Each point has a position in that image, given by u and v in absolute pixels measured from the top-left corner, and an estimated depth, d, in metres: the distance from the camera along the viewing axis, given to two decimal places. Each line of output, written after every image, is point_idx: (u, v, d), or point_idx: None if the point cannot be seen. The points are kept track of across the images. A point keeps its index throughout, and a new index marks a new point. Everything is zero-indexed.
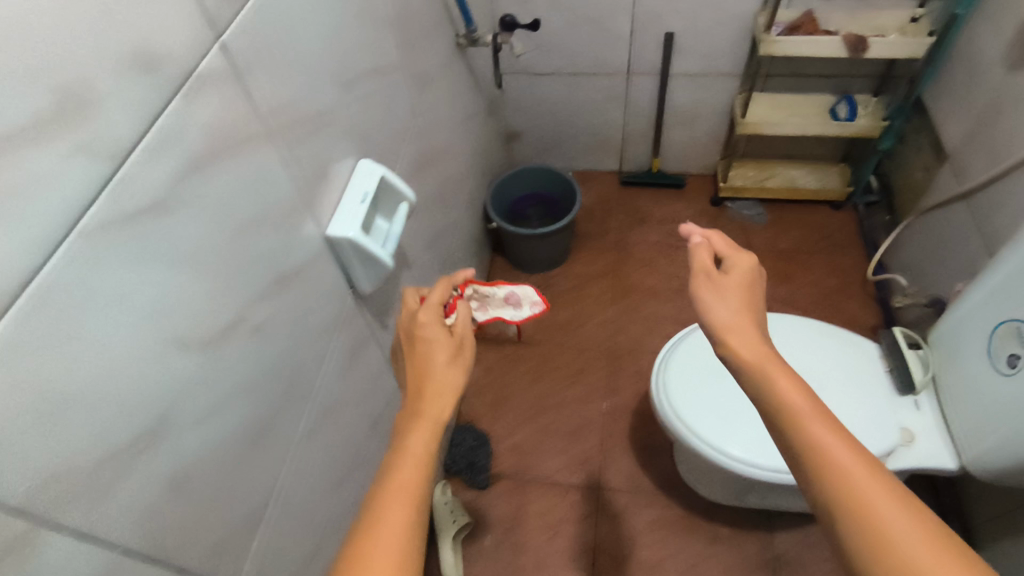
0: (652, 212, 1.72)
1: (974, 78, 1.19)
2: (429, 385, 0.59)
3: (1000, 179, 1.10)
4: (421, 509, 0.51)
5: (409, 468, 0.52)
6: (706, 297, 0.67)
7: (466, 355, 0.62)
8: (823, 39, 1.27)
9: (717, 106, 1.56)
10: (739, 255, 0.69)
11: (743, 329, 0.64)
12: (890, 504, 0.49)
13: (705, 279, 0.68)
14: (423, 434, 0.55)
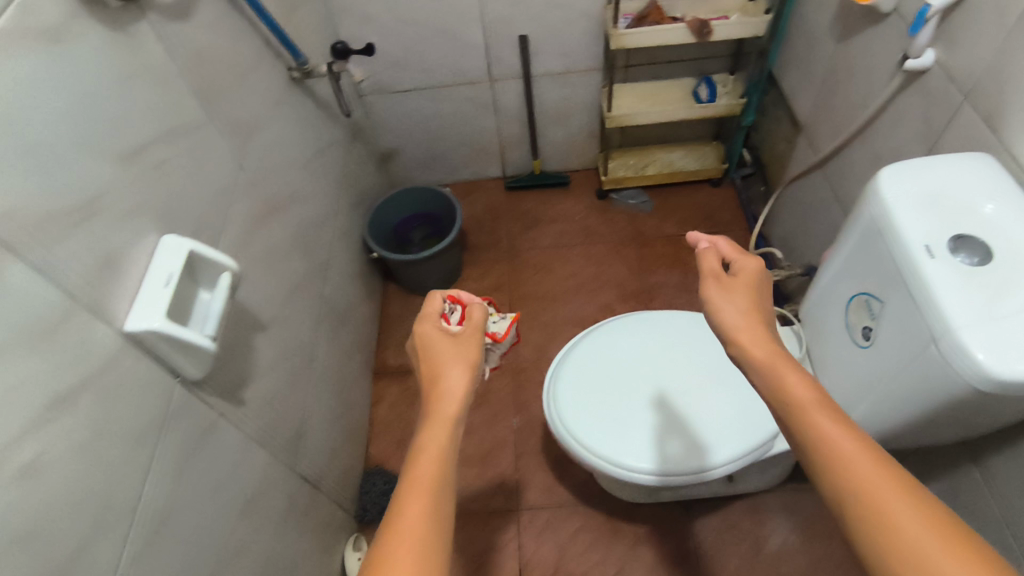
0: (541, 213, 1.70)
1: (812, 50, 1.22)
2: (440, 386, 0.66)
3: (845, 147, 1.14)
4: (440, 500, 0.55)
5: (429, 462, 0.58)
6: (711, 295, 0.70)
7: (473, 355, 0.70)
8: (669, 28, 1.28)
9: (584, 102, 1.56)
10: (747, 259, 0.72)
11: (752, 328, 0.66)
12: (895, 496, 0.48)
13: (714, 281, 0.71)
14: (439, 430, 0.61)
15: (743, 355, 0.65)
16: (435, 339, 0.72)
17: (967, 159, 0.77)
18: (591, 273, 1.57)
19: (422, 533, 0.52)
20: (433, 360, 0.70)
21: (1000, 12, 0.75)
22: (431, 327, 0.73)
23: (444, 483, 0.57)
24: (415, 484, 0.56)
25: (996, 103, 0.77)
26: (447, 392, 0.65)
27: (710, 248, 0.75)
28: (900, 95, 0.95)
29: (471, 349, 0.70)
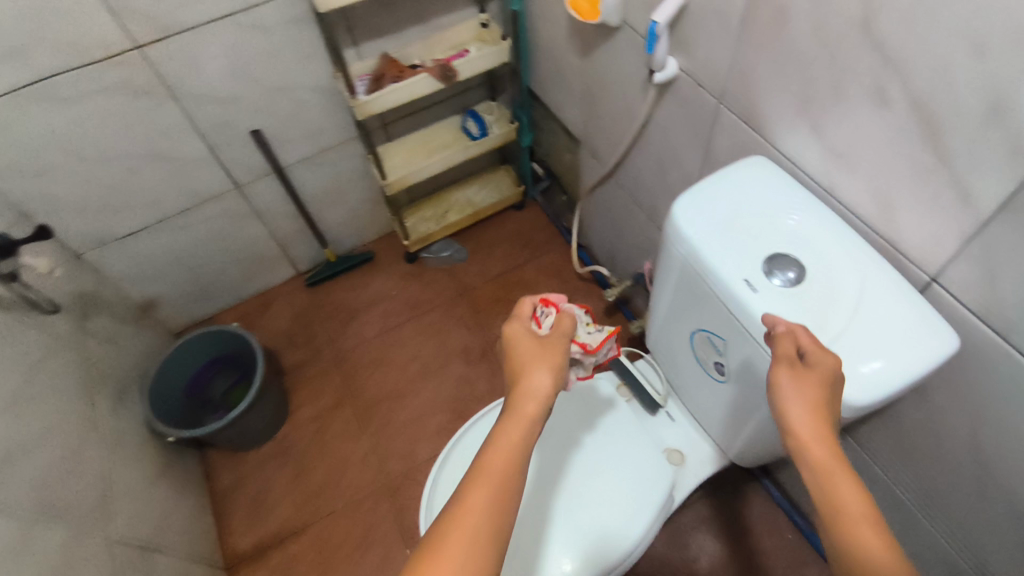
0: (355, 301, 1.51)
1: (560, 67, 1.18)
2: (522, 382, 0.64)
3: (626, 156, 1.11)
4: (502, 497, 0.55)
5: (501, 455, 0.58)
6: (779, 382, 0.59)
7: (554, 360, 0.66)
8: (410, 81, 1.16)
9: (354, 173, 1.39)
10: (822, 352, 0.59)
11: (820, 437, 0.57)
12: None
13: (786, 366, 0.60)
14: (518, 425, 0.60)
15: (801, 456, 0.58)
16: (523, 340, 0.67)
17: (744, 169, 0.74)
18: (431, 348, 1.43)
19: (480, 523, 0.53)
20: (519, 359, 0.66)
21: (722, 18, 0.72)
22: (520, 328, 0.68)
23: (510, 481, 0.56)
24: (483, 472, 0.56)
25: (751, 105, 0.75)
26: (529, 393, 0.62)
27: (785, 330, 0.61)
28: (658, 103, 0.92)
29: (547, 355, 0.66)
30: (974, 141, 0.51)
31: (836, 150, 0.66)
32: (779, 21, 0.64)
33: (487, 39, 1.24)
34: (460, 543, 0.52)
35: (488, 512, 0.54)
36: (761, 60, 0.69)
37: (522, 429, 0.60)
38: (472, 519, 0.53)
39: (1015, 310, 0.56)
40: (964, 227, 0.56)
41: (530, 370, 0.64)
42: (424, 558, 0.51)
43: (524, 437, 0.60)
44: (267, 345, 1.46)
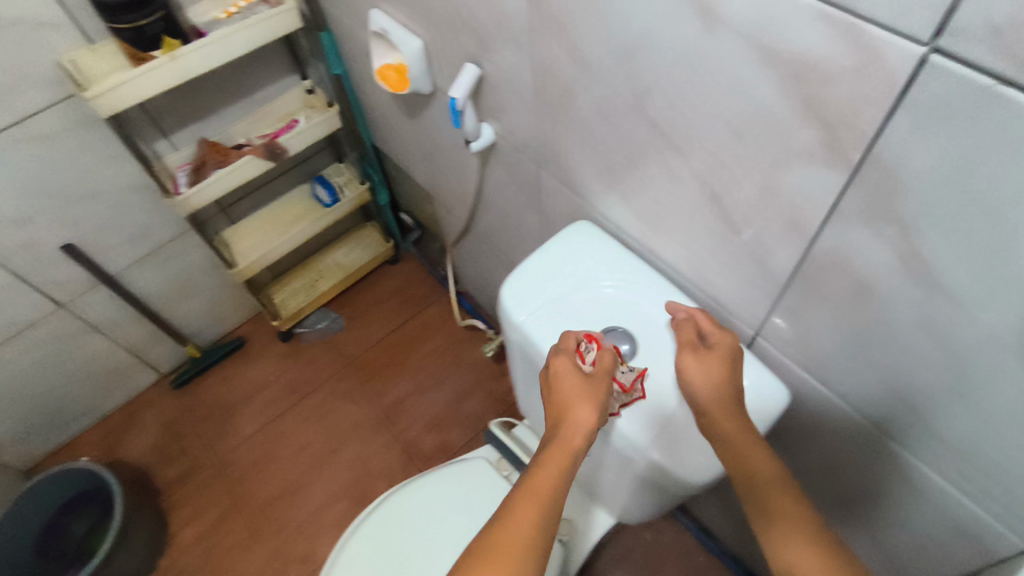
0: (231, 394, 1.40)
1: (394, 129, 1.12)
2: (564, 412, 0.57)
3: (476, 212, 1.07)
4: (545, 525, 0.51)
5: (547, 484, 0.53)
6: (682, 367, 0.59)
7: (596, 401, 0.57)
8: (233, 166, 1.06)
9: (201, 263, 1.28)
10: (720, 332, 0.59)
11: (732, 413, 0.56)
12: None
13: (690, 351, 0.59)
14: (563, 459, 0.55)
15: (714, 433, 0.56)
16: (566, 374, 0.58)
17: (568, 238, 0.71)
18: (320, 432, 1.34)
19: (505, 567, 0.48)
20: (561, 396, 0.58)
21: (517, 91, 0.69)
22: (567, 362, 0.58)
23: (539, 526, 0.51)
24: (525, 503, 0.52)
25: (565, 172, 0.73)
26: (576, 428, 0.56)
27: (687, 317, 0.62)
28: (486, 168, 0.89)
29: (577, 397, 0.57)
30: (755, 214, 0.51)
31: (647, 217, 0.64)
32: (567, 96, 0.62)
33: (315, 104, 1.17)
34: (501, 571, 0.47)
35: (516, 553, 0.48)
36: (562, 132, 0.67)
37: (557, 472, 0.54)
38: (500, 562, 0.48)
39: (830, 364, 0.56)
40: (769, 291, 0.56)
41: (576, 404, 0.57)
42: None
43: (558, 482, 0.53)
44: (136, 464, 1.32)
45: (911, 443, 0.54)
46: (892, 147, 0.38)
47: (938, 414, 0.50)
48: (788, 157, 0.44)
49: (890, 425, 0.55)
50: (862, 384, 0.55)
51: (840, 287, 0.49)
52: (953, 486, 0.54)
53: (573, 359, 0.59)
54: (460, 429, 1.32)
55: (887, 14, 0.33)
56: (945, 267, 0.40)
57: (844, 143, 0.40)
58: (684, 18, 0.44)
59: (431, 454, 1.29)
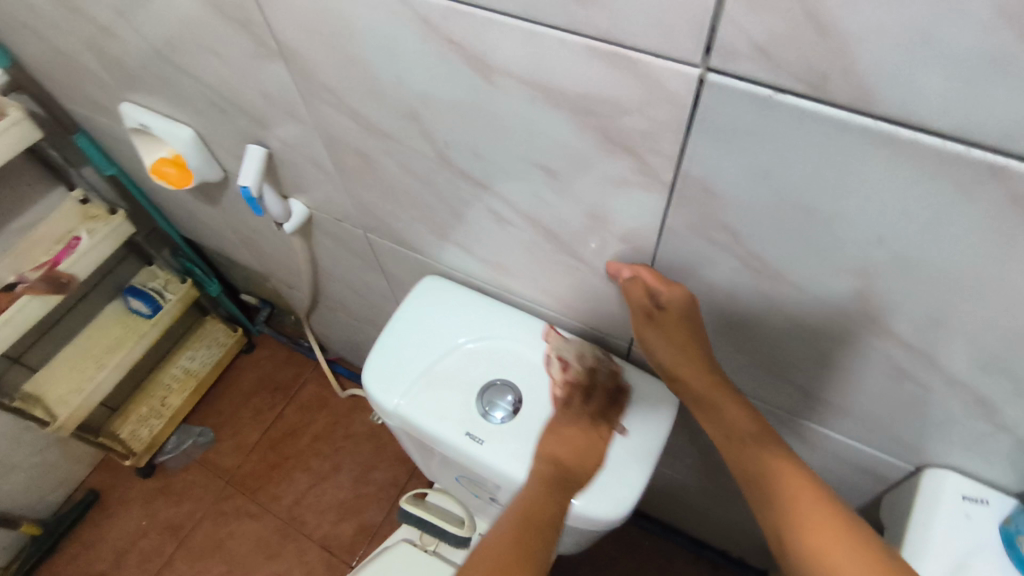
0: (97, 562, 1.19)
1: (199, 219, 1.00)
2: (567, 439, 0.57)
3: (318, 284, 0.98)
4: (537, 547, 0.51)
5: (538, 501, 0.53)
6: (643, 333, 0.52)
7: (599, 452, 0.57)
8: (7, 314, 0.88)
9: (9, 429, 1.07)
10: (669, 289, 0.47)
11: (699, 369, 0.51)
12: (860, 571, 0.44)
13: (645, 320, 0.50)
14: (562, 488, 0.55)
15: (683, 390, 0.53)
16: (571, 427, 0.57)
17: (420, 298, 0.66)
18: (220, 565, 1.18)
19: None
20: (563, 438, 0.57)
21: (315, 164, 0.62)
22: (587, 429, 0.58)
23: (530, 560, 0.50)
24: (513, 519, 0.53)
25: (394, 232, 0.67)
26: (578, 458, 0.56)
27: (633, 277, 0.49)
28: (311, 241, 0.81)
29: (580, 453, 0.56)
30: (592, 242, 0.49)
31: (492, 261, 0.61)
32: (367, 162, 0.56)
33: (97, 214, 1.01)
34: None
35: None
36: (377, 197, 0.62)
37: (546, 506, 0.53)
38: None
39: None
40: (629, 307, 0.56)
41: (581, 451, 0.56)
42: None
43: (551, 517, 0.53)
44: None
45: (795, 407, 0.56)
46: (697, 163, 0.37)
47: (809, 380, 0.51)
48: (606, 187, 0.43)
49: (773, 396, 0.57)
50: (738, 367, 0.56)
51: (692, 291, 0.49)
52: (841, 435, 0.56)
53: (586, 416, 0.58)
54: (376, 504, 1.23)
55: (655, 42, 0.31)
56: (779, 259, 0.41)
57: (655, 167, 0.39)
58: (458, 72, 0.40)
59: (353, 541, 1.19)
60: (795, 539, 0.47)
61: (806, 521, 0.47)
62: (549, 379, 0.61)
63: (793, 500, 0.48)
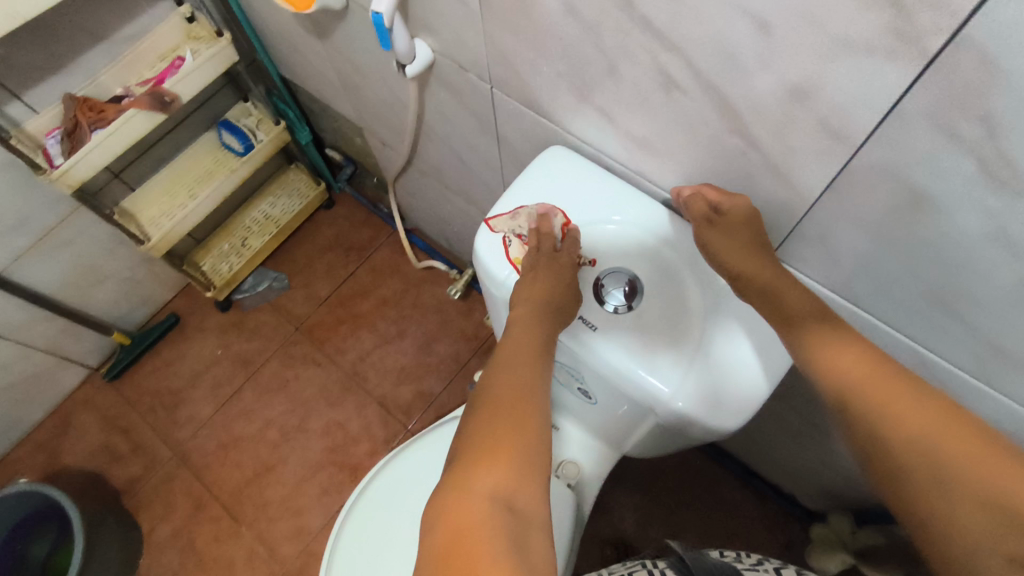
0: (175, 378, 1.28)
1: (303, 55, 0.95)
2: (535, 273, 0.55)
3: (417, 144, 0.93)
4: (533, 382, 0.51)
5: (524, 337, 0.52)
6: (704, 243, 0.52)
7: (567, 276, 0.55)
8: (115, 126, 0.87)
9: (105, 240, 1.11)
10: (733, 198, 0.50)
11: (762, 265, 0.50)
12: (911, 423, 0.41)
13: (704, 225, 0.52)
14: (546, 322, 0.53)
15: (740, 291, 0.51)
16: (536, 262, 0.56)
17: (541, 169, 0.61)
18: (285, 403, 1.24)
19: (509, 444, 0.46)
20: (532, 273, 0.55)
21: None
22: (550, 260, 0.56)
23: (529, 398, 0.49)
24: (504, 363, 0.52)
25: (525, 90, 0.61)
26: (545, 287, 0.54)
27: (694, 194, 0.52)
28: (425, 90, 0.75)
29: (564, 290, 0.55)
30: (779, 124, 0.42)
31: (634, 137, 0.55)
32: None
33: (201, 35, 0.96)
34: (487, 428, 0.47)
35: (518, 424, 0.48)
36: (518, 43, 0.55)
37: (534, 338, 0.52)
38: (506, 440, 0.46)
39: (859, 279, 0.50)
40: (794, 210, 0.49)
41: (542, 279, 0.55)
42: (462, 474, 0.45)
43: (541, 347, 0.52)
44: (87, 470, 1.20)
45: (952, 357, 0.50)
46: (984, 31, 0.29)
47: (987, 326, 0.45)
48: (832, 53, 0.35)
49: (926, 337, 0.50)
50: (897, 299, 0.49)
51: (883, 201, 0.42)
52: (994, 394, 0.50)
53: (563, 258, 0.56)
54: (435, 374, 1.25)
55: None
56: None
57: (918, 31, 0.31)
58: None
59: (409, 404, 1.23)
60: (869, 429, 0.43)
61: (870, 412, 0.43)
62: (512, 262, 0.58)
63: (850, 385, 0.44)
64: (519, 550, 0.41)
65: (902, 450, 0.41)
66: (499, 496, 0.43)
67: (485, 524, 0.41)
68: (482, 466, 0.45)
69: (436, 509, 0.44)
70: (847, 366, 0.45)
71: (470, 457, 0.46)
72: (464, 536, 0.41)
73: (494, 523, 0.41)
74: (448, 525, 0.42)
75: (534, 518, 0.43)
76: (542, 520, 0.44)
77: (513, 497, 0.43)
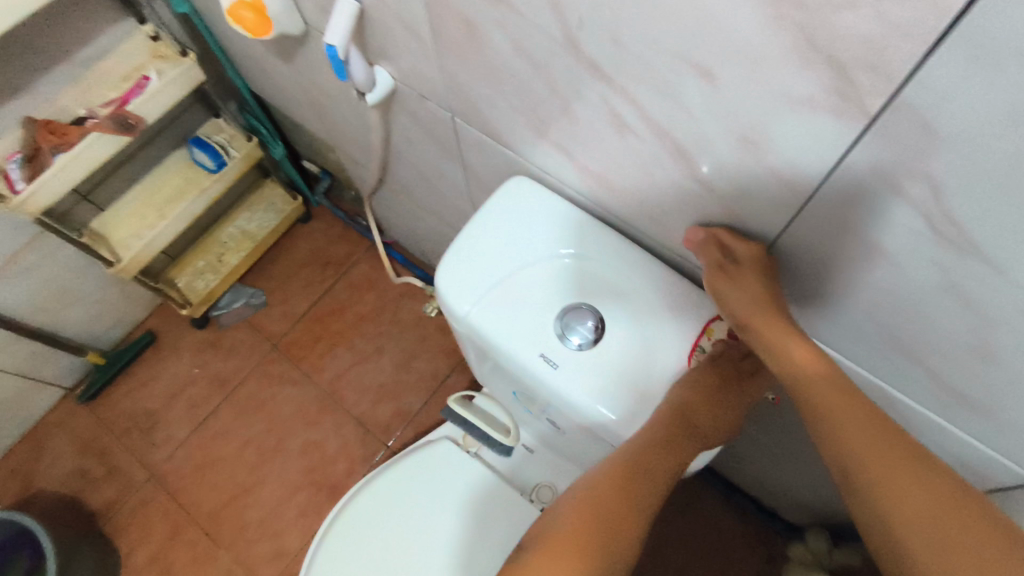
0: (151, 398, 1.26)
1: (271, 76, 0.93)
2: (694, 389, 0.52)
3: (387, 164, 0.92)
4: (644, 496, 0.51)
5: (648, 445, 0.51)
6: (715, 291, 0.49)
7: (725, 410, 0.54)
8: (76, 150, 0.85)
9: (75, 262, 1.09)
10: (746, 244, 0.46)
11: (776, 318, 0.47)
12: (917, 505, 0.40)
13: (715, 274, 0.48)
14: (669, 432, 0.51)
15: (757, 343, 0.48)
16: (710, 377, 0.53)
17: (505, 202, 0.60)
18: (263, 422, 1.23)
19: (593, 549, 0.48)
20: (699, 390, 0.52)
21: (410, 29, 0.54)
22: (721, 395, 0.53)
23: (632, 511, 0.50)
24: (620, 465, 0.51)
25: (485, 123, 0.60)
26: (688, 404, 0.52)
27: (707, 238, 0.48)
28: (389, 116, 0.74)
29: (722, 418, 0.53)
30: (734, 168, 0.41)
31: (595, 173, 0.54)
32: (473, 34, 0.48)
33: (166, 54, 0.94)
34: (582, 528, 0.49)
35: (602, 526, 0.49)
36: (475, 78, 0.53)
37: (658, 455, 0.51)
38: (592, 542, 0.48)
39: (819, 319, 0.49)
40: None
41: (697, 399, 0.52)
42: (542, 560, 0.48)
43: (662, 463, 0.51)
44: (62, 494, 1.18)
45: (916, 395, 0.49)
46: (925, 94, 0.28)
47: (947, 372, 0.44)
48: (778, 106, 0.35)
49: (887, 375, 0.50)
50: (861, 341, 0.49)
51: (842, 249, 0.41)
52: (957, 435, 0.49)
53: (732, 372, 0.54)
54: (415, 390, 1.24)
55: None
56: (987, 231, 0.32)
57: (860, 90, 0.30)
58: None
59: (389, 422, 1.22)
60: (874, 497, 0.41)
61: (875, 480, 0.41)
62: (693, 343, 0.53)
63: (858, 444, 0.42)
64: None
65: (908, 526, 0.40)
66: None
67: None
68: (562, 560, 0.47)
69: None
70: (851, 427, 0.43)
71: (553, 549, 0.49)
72: None
73: None
74: None
75: None
76: None
77: None
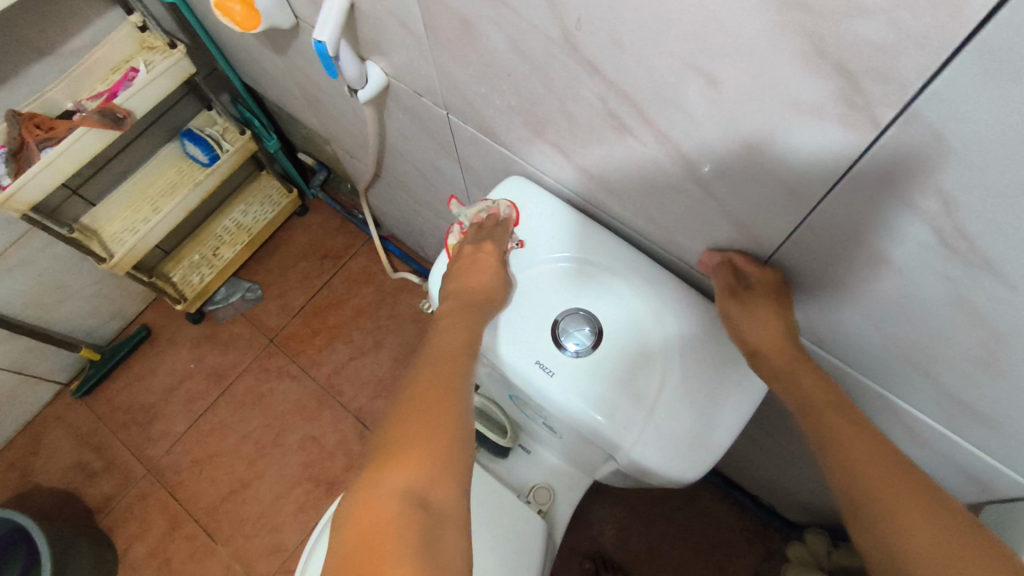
0: (147, 393, 1.25)
1: (264, 69, 0.91)
2: (465, 275, 0.54)
3: (383, 159, 0.90)
4: (460, 378, 0.47)
5: (451, 335, 0.50)
6: (727, 315, 0.48)
7: (498, 273, 0.54)
8: (62, 146, 0.83)
9: (67, 256, 1.08)
10: (760, 270, 0.46)
11: (784, 346, 0.47)
12: (905, 503, 0.37)
13: (727, 297, 0.48)
14: (465, 324, 0.51)
15: (765, 371, 0.48)
16: (466, 259, 0.56)
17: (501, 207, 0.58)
18: (260, 417, 1.22)
19: (428, 439, 0.41)
20: (464, 269, 0.55)
21: (402, 23, 0.52)
22: (476, 261, 0.55)
23: (455, 393, 0.45)
24: (428, 362, 0.48)
25: (481, 120, 0.58)
26: (473, 288, 0.53)
27: (721, 261, 0.49)
28: (383, 110, 0.72)
29: (488, 276, 0.54)
30: (738, 173, 0.40)
31: (593, 175, 0.52)
32: (467, 30, 0.46)
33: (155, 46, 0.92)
34: (410, 421, 0.42)
35: (438, 406, 0.43)
36: (469, 75, 0.52)
37: (462, 338, 0.50)
38: (426, 432, 0.41)
39: (824, 327, 0.48)
40: (755, 254, 0.46)
41: (465, 278, 0.54)
42: (375, 470, 0.40)
43: (466, 345, 0.50)
44: (59, 489, 1.18)
45: (923, 407, 0.48)
46: (943, 107, 0.27)
47: (958, 386, 0.43)
48: (783, 113, 0.33)
49: (894, 385, 0.48)
50: (867, 352, 0.47)
51: (853, 263, 0.40)
52: (965, 447, 0.48)
53: (489, 243, 0.56)
54: None
55: None
56: (1005, 251, 0.30)
57: (870, 102, 0.29)
58: None
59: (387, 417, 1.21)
60: (863, 498, 0.39)
61: (865, 483, 0.39)
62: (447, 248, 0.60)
63: (851, 450, 0.41)
64: (428, 548, 0.36)
65: (895, 521, 0.37)
66: (411, 495, 0.38)
67: (390, 526, 0.37)
68: (393, 464, 0.40)
69: (347, 510, 0.39)
70: (851, 437, 0.42)
71: (383, 457, 0.41)
72: (373, 538, 0.37)
73: (401, 526, 0.37)
74: (354, 528, 0.38)
75: (447, 514, 0.39)
76: (459, 517, 0.39)
77: (429, 494, 0.39)
